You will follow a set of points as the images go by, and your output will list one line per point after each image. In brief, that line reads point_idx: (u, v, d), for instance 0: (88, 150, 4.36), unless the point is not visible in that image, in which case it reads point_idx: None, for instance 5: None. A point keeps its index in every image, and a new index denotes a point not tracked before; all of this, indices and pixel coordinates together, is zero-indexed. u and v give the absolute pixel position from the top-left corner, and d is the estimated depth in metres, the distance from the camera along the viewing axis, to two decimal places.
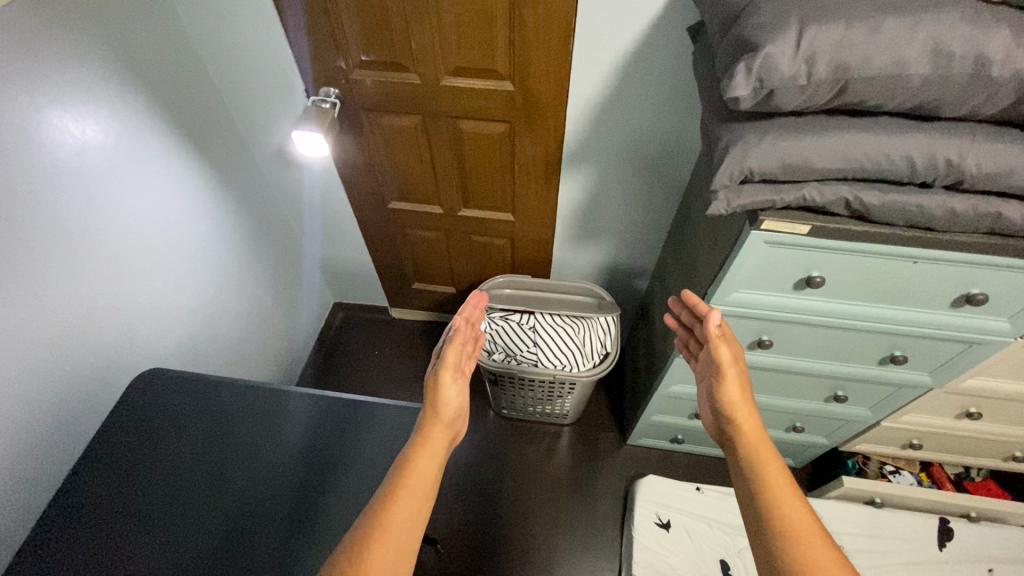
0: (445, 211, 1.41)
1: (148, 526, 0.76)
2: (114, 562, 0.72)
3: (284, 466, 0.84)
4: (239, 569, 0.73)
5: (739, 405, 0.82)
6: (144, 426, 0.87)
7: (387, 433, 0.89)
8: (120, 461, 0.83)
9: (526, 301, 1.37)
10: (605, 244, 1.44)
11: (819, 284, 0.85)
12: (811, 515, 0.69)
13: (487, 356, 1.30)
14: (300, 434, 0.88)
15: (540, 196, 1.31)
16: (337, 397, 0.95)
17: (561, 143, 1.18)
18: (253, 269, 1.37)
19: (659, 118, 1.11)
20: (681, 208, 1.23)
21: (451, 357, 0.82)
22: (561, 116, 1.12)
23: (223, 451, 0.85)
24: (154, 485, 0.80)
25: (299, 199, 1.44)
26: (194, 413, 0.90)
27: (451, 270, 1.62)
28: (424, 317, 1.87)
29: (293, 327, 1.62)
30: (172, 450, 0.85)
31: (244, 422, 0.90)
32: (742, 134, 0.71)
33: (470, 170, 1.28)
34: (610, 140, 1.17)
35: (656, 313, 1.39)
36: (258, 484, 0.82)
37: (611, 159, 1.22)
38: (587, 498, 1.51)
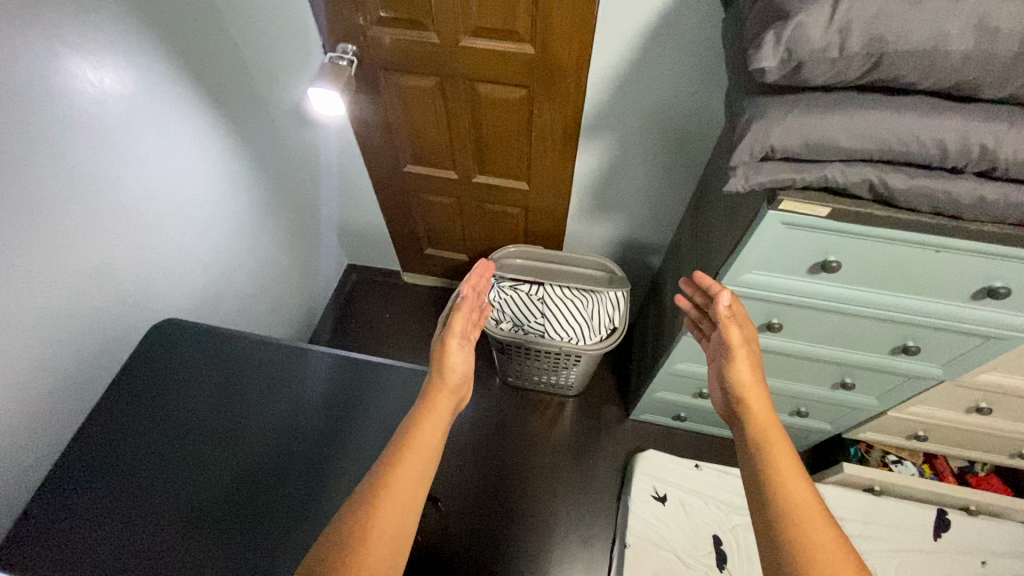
0: (460, 177, 1.40)
1: (165, 469, 0.80)
2: (132, 499, 0.77)
3: (295, 420, 0.87)
4: (248, 515, 0.77)
5: (747, 385, 0.83)
6: (161, 373, 0.91)
7: (392, 396, 0.92)
8: (138, 406, 0.87)
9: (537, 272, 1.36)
10: (620, 218, 1.42)
11: (834, 269, 0.83)
12: (815, 497, 0.69)
13: (494, 325, 1.30)
14: (308, 390, 0.91)
15: (556, 165, 1.29)
16: (344, 355, 0.97)
17: (580, 111, 1.15)
18: (268, 225, 1.37)
19: (683, 90, 1.08)
20: (700, 185, 1.20)
21: (458, 326, 0.84)
22: (582, 82, 1.09)
23: (235, 402, 0.89)
24: (170, 431, 0.84)
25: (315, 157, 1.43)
26: (207, 363, 0.93)
27: (464, 237, 1.62)
28: (436, 283, 1.89)
29: (308, 286, 1.65)
30: (190, 398, 0.89)
31: (254, 375, 0.93)
32: (767, 108, 0.69)
33: (487, 136, 1.26)
34: (631, 110, 1.14)
35: (666, 291, 1.37)
36: (268, 436, 0.85)
37: (631, 131, 1.19)
38: (586, 468, 1.54)
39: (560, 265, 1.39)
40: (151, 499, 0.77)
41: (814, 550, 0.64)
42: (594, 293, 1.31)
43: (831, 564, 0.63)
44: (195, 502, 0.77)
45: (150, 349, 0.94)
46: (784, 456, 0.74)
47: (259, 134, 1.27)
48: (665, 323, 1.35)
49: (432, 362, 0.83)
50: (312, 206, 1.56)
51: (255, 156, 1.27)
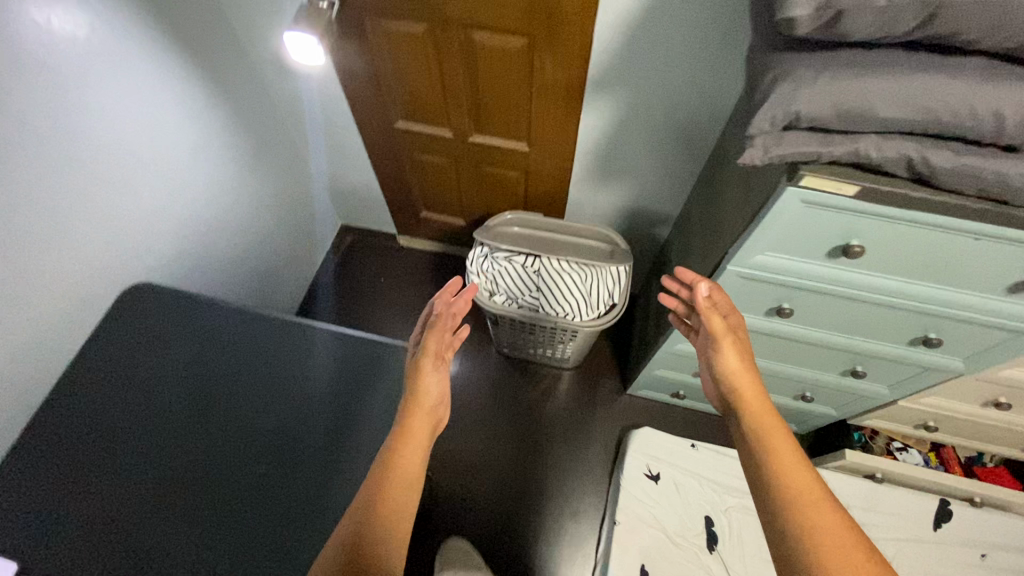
0: (455, 136, 1.30)
1: (145, 439, 0.87)
2: (115, 467, 0.84)
3: (264, 394, 0.94)
4: (223, 484, 0.85)
5: (737, 376, 0.78)
6: (138, 344, 0.96)
7: (369, 382, 0.98)
8: (117, 377, 0.92)
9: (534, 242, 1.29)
10: (626, 186, 1.32)
11: (856, 255, 0.75)
12: (822, 493, 0.65)
13: (489, 297, 1.24)
14: (278, 363, 0.98)
15: (558, 125, 1.19)
16: (310, 330, 1.03)
17: (584, 65, 1.04)
18: (253, 184, 1.30)
19: (700, 43, 0.96)
20: (714, 153, 1.10)
21: (432, 344, 0.83)
22: (586, 33, 0.97)
23: (209, 376, 0.95)
24: (148, 403, 0.91)
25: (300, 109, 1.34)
26: (182, 336, 0.98)
27: (460, 201, 1.53)
28: (433, 247, 1.82)
29: (298, 247, 1.58)
30: (165, 370, 0.94)
31: (226, 349, 0.98)
32: (793, 68, 0.59)
33: (483, 91, 1.16)
34: (641, 66, 1.03)
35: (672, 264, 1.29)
36: (240, 409, 0.92)
37: (640, 90, 1.08)
38: (579, 441, 1.51)
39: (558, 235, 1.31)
40: (134, 467, 0.84)
41: (824, 544, 0.60)
42: (593, 267, 1.21)
43: (845, 556, 0.59)
44: (187, 490, 0.84)
45: (110, 338, 0.95)
46: (784, 448, 0.69)
47: (239, 83, 1.18)
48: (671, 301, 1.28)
49: (406, 384, 0.82)
50: (300, 163, 1.48)
51: (235, 108, 1.18)
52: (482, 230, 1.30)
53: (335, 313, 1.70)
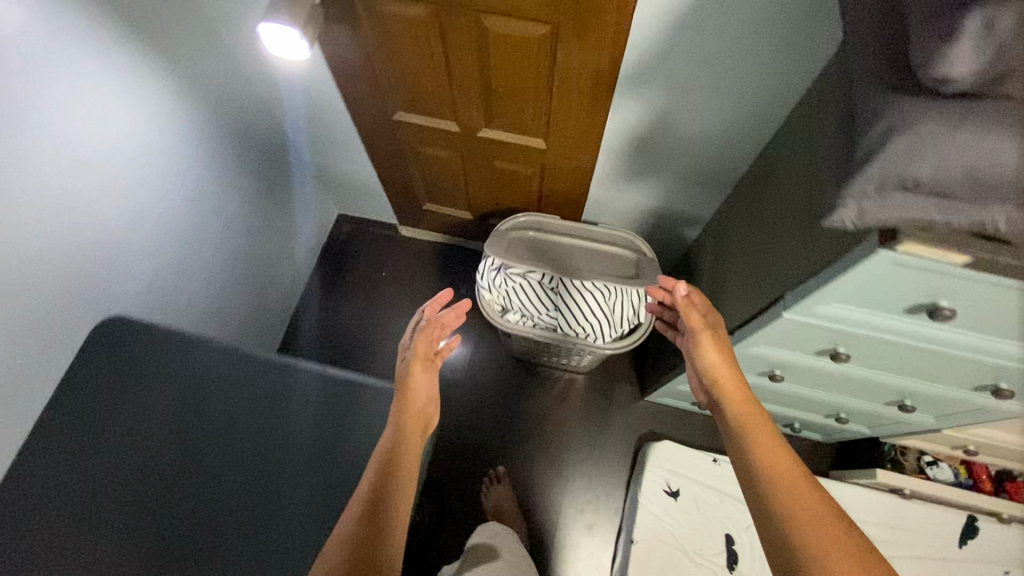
0: (462, 130, 1.15)
1: (132, 487, 0.84)
2: (102, 521, 0.81)
3: (256, 440, 0.91)
4: (213, 539, 0.83)
5: (720, 371, 0.83)
6: (120, 385, 0.90)
7: (365, 425, 0.95)
8: (98, 421, 0.87)
9: (552, 254, 1.19)
10: (653, 186, 1.18)
11: (943, 317, 0.64)
12: (801, 472, 0.68)
13: (503, 316, 1.15)
14: (270, 404, 0.95)
15: (582, 122, 1.03)
16: (303, 368, 1.00)
17: (617, 59, 0.87)
18: (235, 187, 1.17)
19: (760, 34, 0.80)
20: (762, 160, 0.96)
21: (420, 348, 0.92)
22: (622, 23, 0.81)
23: (199, 417, 0.91)
24: (133, 448, 0.87)
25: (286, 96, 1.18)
26: (167, 375, 0.93)
27: (468, 195, 1.39)
28: (437, 238, 1.69)
29: (291, 245, 1.46)
30: (150, 412, 0.90)
31: (215, 388, 0.94)
32: (919, 121, 0.45)
33: (496, 83, 1.00)
34: (685, 60, 0.87)
35: (701, 275, 1.18)
36: (231, 454, 0.90)
37: (680, 87, 0.92)
38: (593, 449, 1.46)
39: (578, 241, 1.21)
40: (121, 519, 0.82)
41: (800, 516, 0.63)
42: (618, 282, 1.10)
43: (820, 526, 0.62)
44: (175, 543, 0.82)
45: (89, 381, 0.88)
46: (765, 434, 0.73)
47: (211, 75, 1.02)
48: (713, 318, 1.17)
49: (398, 388, 0.89)
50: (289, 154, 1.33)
51: (209, 102, 1.03)
52: (492, 239, 1.18)
53: (334, 311, 1.61)
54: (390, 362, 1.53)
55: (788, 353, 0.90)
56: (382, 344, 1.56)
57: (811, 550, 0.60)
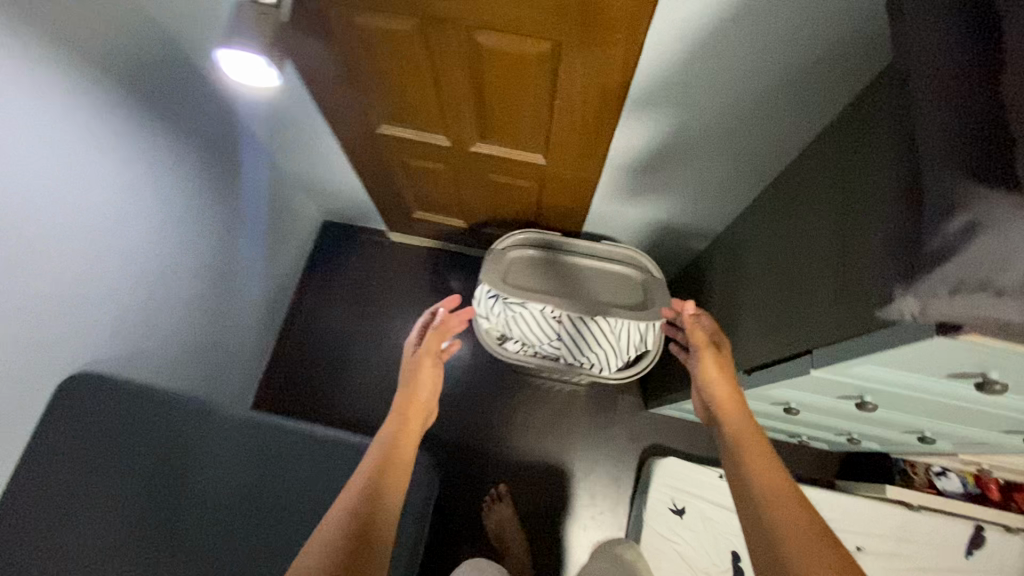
0: (454, 144, 1.05)
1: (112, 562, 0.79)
2: None
3: (241, 509, 0.86)
4: None
5: (718, 385, 0.86)
6: (88, 451, 0.83)
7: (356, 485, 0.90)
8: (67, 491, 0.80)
9: (553, 277, 1.12)
10: (660, 202, 1.10)
11: (993, 391, 0.58)
12: (793, 489, 0.71)
13: (503, 344, 1.09)
14: (252, 468, 0.89)
15: (586, 141, 0.94)
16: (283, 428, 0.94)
17: (626, 79, 0.78)
18: (210, 212, 1.08)
19: (788, 56, 0.72)
20: (781, 185, 0.89)
21: (433, 343, 0.96)
22: (635, 43, 0.72)
23: (176, 485, 0.85)
24: (109, 520, 0.81)
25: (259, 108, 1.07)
26: (143, 435, 0.86)
27: (461, 205, 1.30)
28: (428, 244, 1.61)
29: (275, 261, 1.37)
30: (124, 479, 0.83)
31: (193, 450, 0.88)
32: (1005, 219, 0.38)
33: (491, 99, 0.90)
34: (701, 79, 0.79)
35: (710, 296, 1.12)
36: (214, 525, 0.84)
37: (694, 105, 0.84)
38: (596, 464, 1.43)
39: (581, 263, 1.13)
40: None
41: (790, 527, 0.65)
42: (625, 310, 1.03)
43: (807, 540, 0.64)
44: None
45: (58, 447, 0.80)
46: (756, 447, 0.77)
47: (173, 93, 0.91)
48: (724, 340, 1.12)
49: (405, 377, 0.92)
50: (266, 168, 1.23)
51: (173, 125, 0.93)
52: (488, 264, 1.07)
53: (325, 324, 1.54)
54: (385, 377, 1.48)
55: (806, 396, 0.84)
56: (376, 358, 1.50)
57: (799, 559, 0.62)
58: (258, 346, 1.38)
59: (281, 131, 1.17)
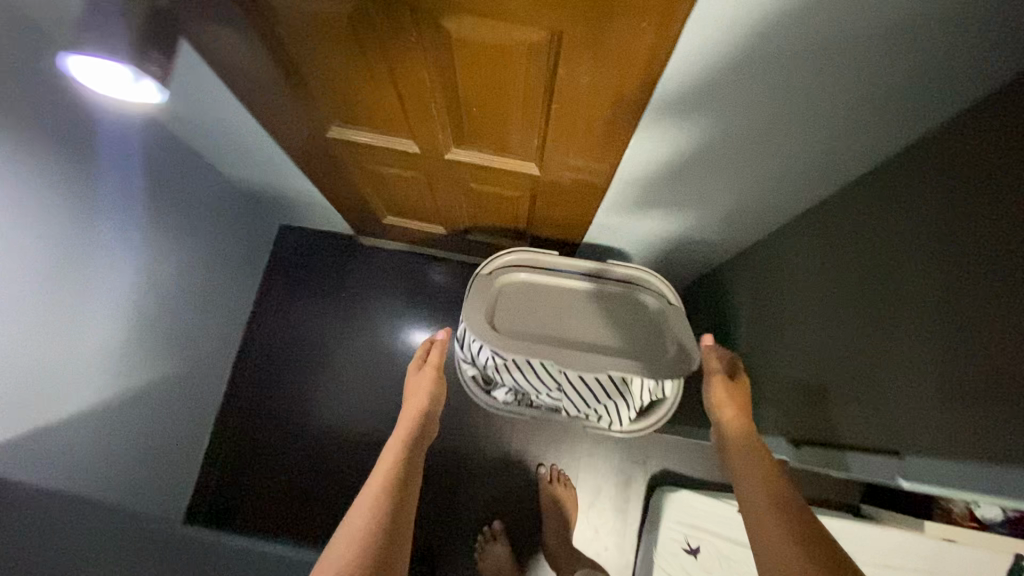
0: (426, 150, 0.86)
1: None
2: None
3: None
4: None
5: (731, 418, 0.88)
6: None
7: None
8: None
9: (546, 308, 0.91)
10: (672, 217, 0.92)
11: None
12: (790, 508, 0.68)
13: (492, 391, 0.93)
14: None
15: (589, 156, 0.75)
16: None
17: (647, 85, 0.58)
18: (125, 242, 0.88)
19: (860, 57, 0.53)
20: (838, 205, 0.73)
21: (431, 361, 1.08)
22: (663, 41, 0.51)
23: None
24: None
25: (174, 113, 0.87)
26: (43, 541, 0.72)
27: (440, 213, 1.12)
28: (404, 248, 1.42)
29: (218, 280, 1.19)
30: None
31: None
32: None
33: (469, 101, 0.71)
34: (740, 81, 0.60)
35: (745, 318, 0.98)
36: None
37: (725, 112, 0.65)
38: (598, 495, 1.31)
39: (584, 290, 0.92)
40: None
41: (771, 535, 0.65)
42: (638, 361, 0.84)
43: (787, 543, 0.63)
44: None
45: None
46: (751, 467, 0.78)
47: (60, 105, 0.70)
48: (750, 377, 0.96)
49: (411, 402, 1.03)
50: (199, 179, 1.03)
51: (63, 144, 0.72)
52: (469, 297, 0.88)
53: (293, 343, 1.39)
54: (362, 401, 1.35)
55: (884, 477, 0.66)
56: (351, 379, 1.37)
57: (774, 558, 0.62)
58: (211, 378, 1.22)
59: (213, 137, 0.97)
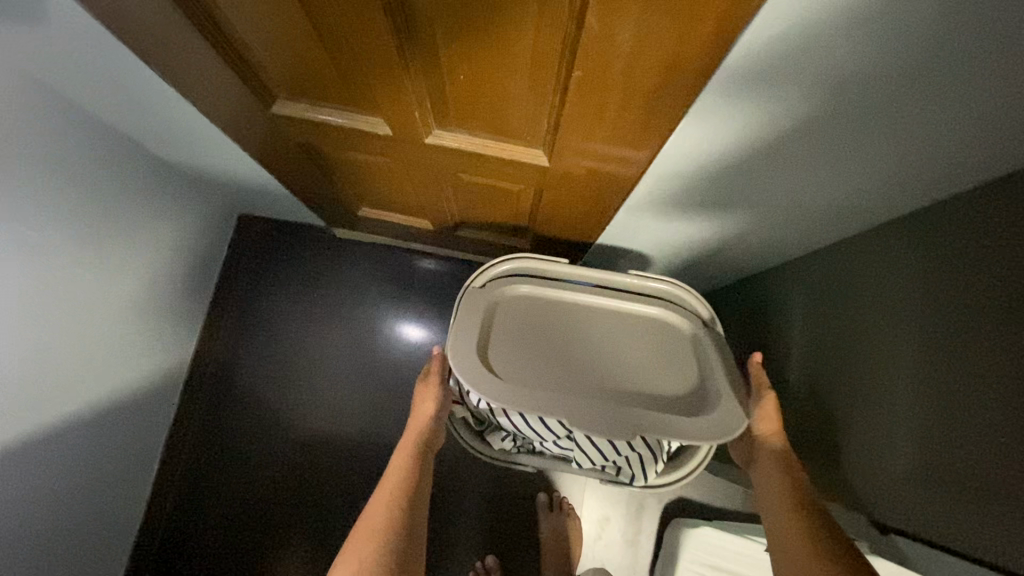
0: (400, 130, 0.67)
1: None
2: None
3: None
4: None
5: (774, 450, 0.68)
6: None
7: None
8: None
9: (553, 331, 0.72)
10: (708, 218, 0.73)
11: None
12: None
13: (487, 435, 0.79)
14: None
15: (619, 137, 0.56)
16: None
17: (720, 23, 0.40)
18: (25, 251, 0.69)
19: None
20: (948, 211, 0.55)
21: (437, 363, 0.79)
22: None
23: None
24: None
25: (72, 85, 0.67)
26: None
27: (424, 207, 0.92)
28: (383, 238, 1.24)
29: (161, 281, 1.01)
30: None
31: None
32: None
33: (456, 57, 0.51)
34: (844, 40, 0.41)
35: (794, 338, 0.80)
36: None
37: (807, 84, 0.46)
38: (608, 523, 1.16)
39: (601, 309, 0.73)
40: None
41: None
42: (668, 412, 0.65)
43: None
44: None
45: None
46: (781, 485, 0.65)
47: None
48: (798, 411, 0.79)
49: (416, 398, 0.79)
50: (122, 165, 0.84)
51: None
52: (453, 320, 0.69)
53: (254, 350, 1.21)
54: (336, 418, 1.18)
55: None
56: (324, 390, 1.20)
57: None
58: (144, 400, 1.04)
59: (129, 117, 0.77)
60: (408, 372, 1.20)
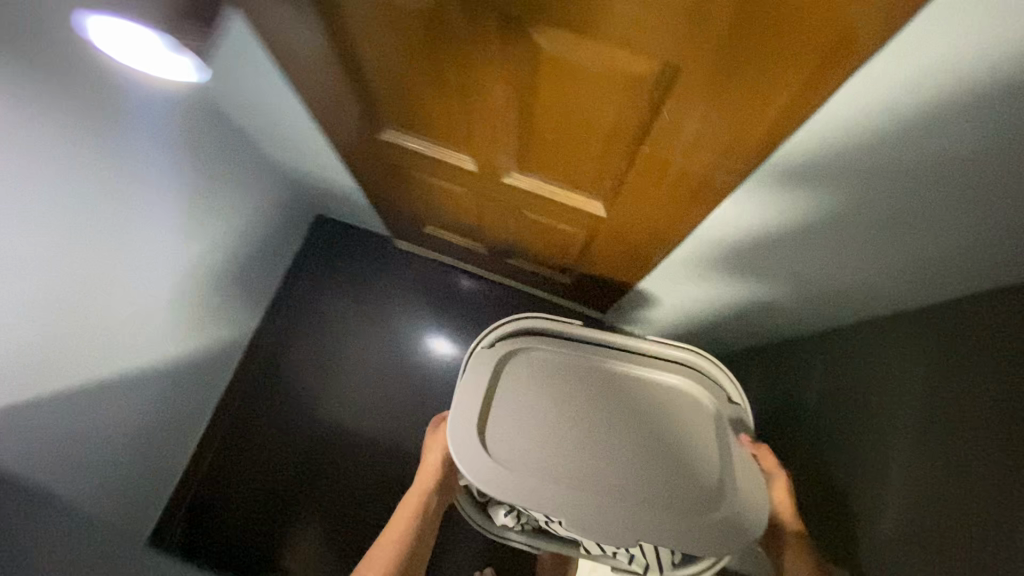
0: (485, 172, 0.79)
1: None
2: None
3: None
4: None
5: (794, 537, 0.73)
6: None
7: None
8: None
9: (582, 386, 0.81)
10: (737, 282, 0.82)
11: None
12: None
13: (490, 510, 0.87)
14: None
15: (669, 208, 0.67)
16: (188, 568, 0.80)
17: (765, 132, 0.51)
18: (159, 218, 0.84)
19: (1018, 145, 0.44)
20: (951, 310, 0.62)
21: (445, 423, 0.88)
22: (801, 80, 0.44)
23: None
24: None
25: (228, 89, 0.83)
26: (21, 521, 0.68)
27: (484, 233, 1.03)
28: (437, 255, 1.35)
29: (244, 261, 1.15)
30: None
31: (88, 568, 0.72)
32: None
33: (546, 125, 0.64)
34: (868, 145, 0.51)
35: (804, 405, 0.86)
36: None
37: (835, 179, 0.56)
38: None
39: (624, 383, 0.82)
40: None
41: None
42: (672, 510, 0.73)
43: None
44: None
45: None
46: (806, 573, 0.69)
47: (97, 67, 0.62)
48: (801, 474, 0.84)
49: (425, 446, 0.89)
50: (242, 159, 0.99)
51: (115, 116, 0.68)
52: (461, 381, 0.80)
53: (301, 337, 1.32)
54: (365, 411, 1.28)
55: None
56: (359, 384, 1.30)
57: None
58: (206, 364, 1.15)
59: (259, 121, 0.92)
60: (437, 379, 1.30)
